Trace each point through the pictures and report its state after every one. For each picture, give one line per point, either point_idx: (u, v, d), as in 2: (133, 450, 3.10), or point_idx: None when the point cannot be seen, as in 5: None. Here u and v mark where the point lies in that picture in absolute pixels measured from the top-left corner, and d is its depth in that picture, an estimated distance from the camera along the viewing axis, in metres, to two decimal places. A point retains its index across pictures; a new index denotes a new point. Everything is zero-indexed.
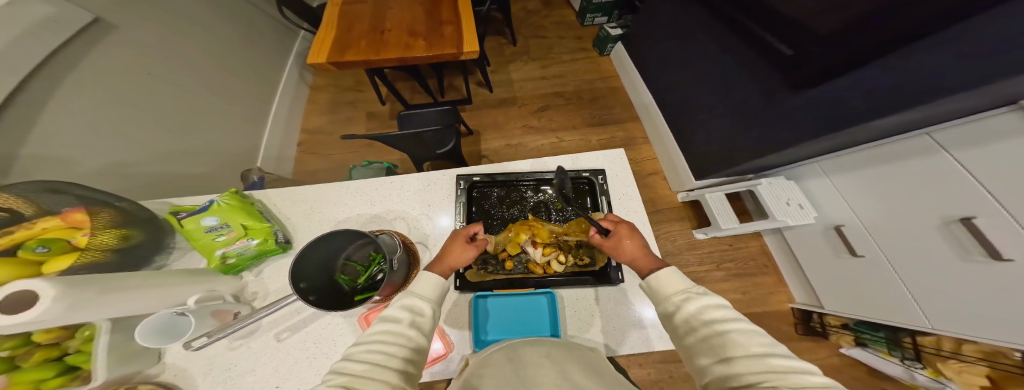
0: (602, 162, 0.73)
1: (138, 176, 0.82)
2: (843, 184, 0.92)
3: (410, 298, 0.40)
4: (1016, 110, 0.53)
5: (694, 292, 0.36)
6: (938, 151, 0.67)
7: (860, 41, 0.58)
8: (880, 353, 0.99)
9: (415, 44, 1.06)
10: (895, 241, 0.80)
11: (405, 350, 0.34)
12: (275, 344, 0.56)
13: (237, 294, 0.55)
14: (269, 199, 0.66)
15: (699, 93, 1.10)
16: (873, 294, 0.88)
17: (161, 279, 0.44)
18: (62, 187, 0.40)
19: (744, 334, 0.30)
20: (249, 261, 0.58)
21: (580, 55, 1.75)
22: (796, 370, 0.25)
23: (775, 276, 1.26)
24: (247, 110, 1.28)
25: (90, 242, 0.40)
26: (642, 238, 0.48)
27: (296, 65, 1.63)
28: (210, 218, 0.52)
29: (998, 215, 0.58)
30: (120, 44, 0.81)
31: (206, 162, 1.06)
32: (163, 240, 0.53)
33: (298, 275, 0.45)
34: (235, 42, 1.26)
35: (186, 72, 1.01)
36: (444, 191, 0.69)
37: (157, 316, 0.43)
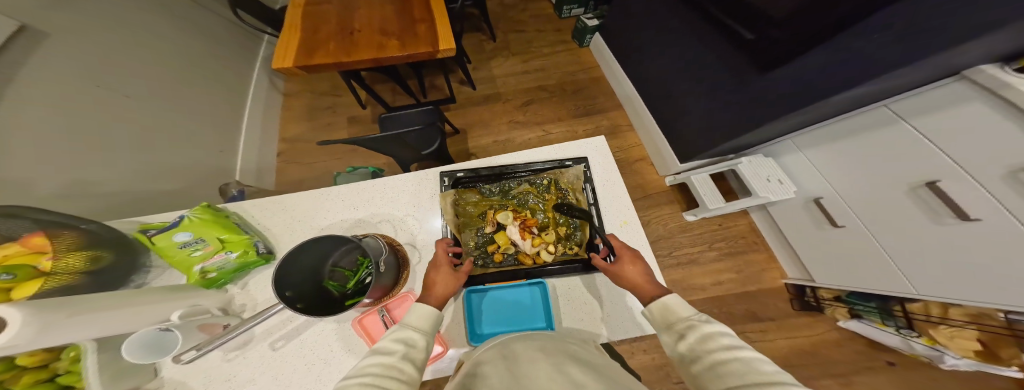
0: (581, 149, 0.73)
1: (101, 195, 0.82)
2: (815, 157, 0.92)
3: (401, 330, 0.40)
4: (960, 80, 0.56)
5: (697, 320, 0.34)
6: (897, 121, 0.68)
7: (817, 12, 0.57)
8: (876, 324, 0.97)
9: (386, 46, 1.06)
10: (868, 210, 0.80)
11: (395, 380, 0.33)
12: (270, 353, 0.58)
13: (224, 307, 0.56)
14: (251, 212, 0.66)
15: (674, 75, 1.10)
16: (861, 265, 0.87)
17: (141, 295, 0.46)
18: (18, 212, 0.40)
19: (750, 365, 0.27)
20: (232, 274, 0.58)
21: (560, 46, 1.75)
22: None
23: (767, 253, 1.25)
24: (214, 120, 1.27)
25: (56, 266, 0.41)
26: (644, 264, 0.44)
27: (264, 70, 1.64)
28: (182, 233, 0.53)
29: (966, 178, 0.58)
30: (60, 55, 0.79)
31: (175, 176, 1.06)
32: (137, 259, 0.54)
33: (282, 284, 0.45)
34: (195, 53, 1.26)
35: (138, 82, 1.00)
36: (428, 190, 0.70)
37: (145, 332, 0.42)
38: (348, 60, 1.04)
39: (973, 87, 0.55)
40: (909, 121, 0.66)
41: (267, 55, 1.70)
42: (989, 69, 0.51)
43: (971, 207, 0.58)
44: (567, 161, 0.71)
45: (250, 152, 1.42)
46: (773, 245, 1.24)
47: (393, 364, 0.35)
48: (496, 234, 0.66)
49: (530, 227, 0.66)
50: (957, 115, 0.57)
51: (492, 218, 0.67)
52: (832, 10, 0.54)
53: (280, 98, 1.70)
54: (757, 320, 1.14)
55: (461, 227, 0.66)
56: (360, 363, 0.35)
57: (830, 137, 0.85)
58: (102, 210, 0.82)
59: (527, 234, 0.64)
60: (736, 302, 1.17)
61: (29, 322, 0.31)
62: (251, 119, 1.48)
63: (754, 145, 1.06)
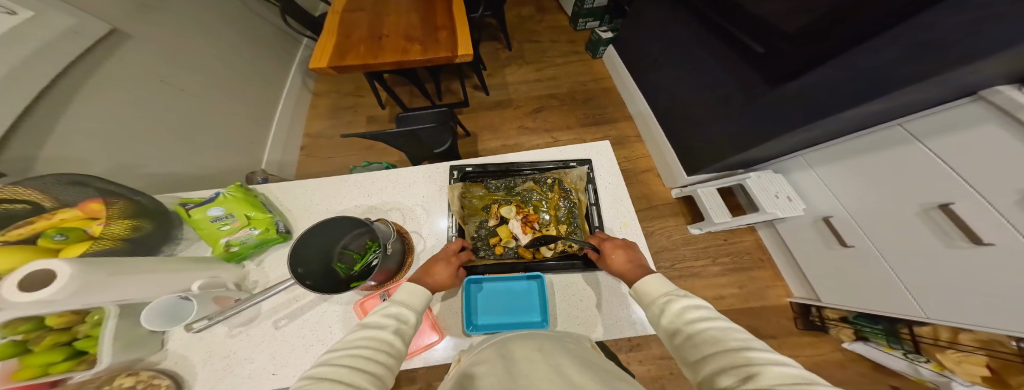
0: (587, 152, 0.75)
1: (149, 176, 0.86)
2: (827, 175, 0.93)
3: (394, 306, 0.41)
4: (977, 101, 0.57)
5: (676, 295, 0.38)
6: (911, 141, 0.70)
7: (829, 32, 0.60)
8: (883, 347, 0.96)
9: (411, 50, 1.11)
10: (879, 229, 0.81)
11: (385, 355, 0.35)
12: (273, 331, 0.59)
13: (239, 282, 0.57)
14: (272, 192, 0.68)
15: (685, 90, 1.13)
16: (868, 285, 0.87)
17: (173, 264, 0.47)
18: (80, 180, 0.44)
19: (722, 333, 0.31)
20: (252, 250, 0.60)
21: (574, 57, 1.80)
22: (772, 360, 0.26)
23: (771, 270, 1.25)
24: (251, 114, 1.33)
25: (104, 232, 0.44)
26: (632, 250, 0.51)
27: (300, 72, 1.71)
28: (216, 209, 0.55)
29: (979, 200, 0.59)
30: (132, 53, 0.86)
31: (215, 165, 1.10)
32: (173, 231, 0.56)
33: (297, 259, 0.48)
34: (244, 53, 1.34)
35: (194, 77, 1.07)
36: (439, 182, 0.72)
37: (162, 300, 0.46)
38: (375, 62, 1.09)
39: (989, 107, 0.55)
40: (923, 141, 0.67)
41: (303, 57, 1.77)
42: (1008, 91, 0.52)
43: (982, 231, 0.59)
44: (571, 162, 0.73)
45: (275, 143, 1.45)
46: (779, 264, 1.24)
47: (385, 340, 0.37)
48: (499, 227, 0.69)
49: (531, 222, 0.69)
50: (968, 141, 0.59)
51: (496, 211, 0.71)
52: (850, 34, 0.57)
53: (310, 98, 1.75)
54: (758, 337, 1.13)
55: (466, 217, 0.69)
56: (350, 335, 0.37)
57: (844, 153, 0.86)
58: (147, 190, 0.84)
59: (529, 229, 0.68)
60: (738, 317, 1.16)
61: (74, 278, 0.33)
62: (282, 113, 1.53)
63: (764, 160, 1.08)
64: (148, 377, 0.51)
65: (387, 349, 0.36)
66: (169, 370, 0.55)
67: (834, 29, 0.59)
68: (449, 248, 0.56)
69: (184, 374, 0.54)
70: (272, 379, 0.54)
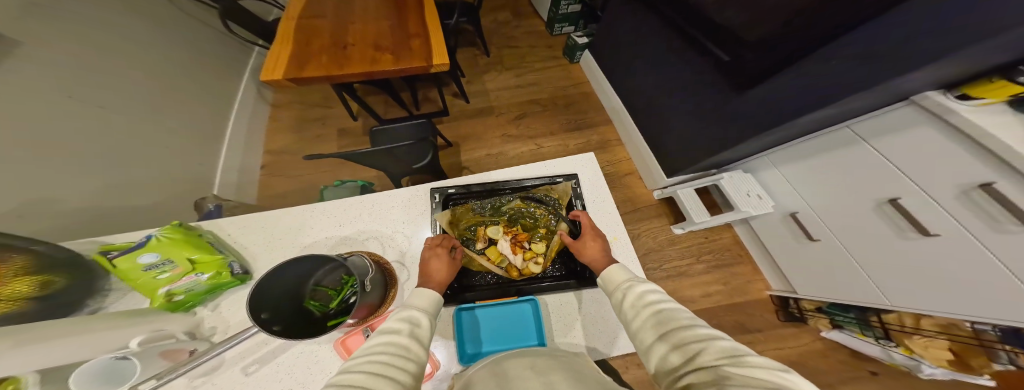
0: (572, 166, 0.74)
1: (65, 211, 0.77)
2: (790, 174, 0.96)
3: (407, 310, 0.42)
4: (910, 105, 0.61)
5: (636, 281, 0.41)
6: (859, 142, 0.73)
7: (787, 37, 0.62)
8: (857, 335, 1.01)
9: (380, 60, 1.06)
10: (841, 225, 0.84)
11: (404, 358, 0.34)
12: (241, 378, 0.53)
13: (191, 330, 0.52)
14: (220, 229, 0.63)
15: (659, 93, 1.15)
16: (838, 279, 0.90)
17: (86, 324, 0.42)
18: None
19: (676, 314, 0.34)
20: (201, 297, 0.55)
21: (552, 62, 1.80)
22: (714, 336, 0.29)
23: (751, 266, 1.29)
24: (189, 126, 1.21)
25: (0, 293, 0.37)
26: (603, 240, 0.53)
27: (252, 82, 1.62)
28: (148, 255, 0.49)
29: (924, 197, 0.62)
30: (38, 67, 0.76)
31: (158, 194, 1.04)
32: (93, 282, 0.51)
33: (259, 305, 0.43)
34: (173, 59, 1.21)
35: (107, 88, 0.94)
36: (420, 207, 0.69)
37: (93, 363, 0.38)
38: (340, 72, 1.04)
39: (920, 111, 0.59)
40: (869, 142, 0.70)
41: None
42: (935, 96, 0.56)
43: (929, 224, 0.62)
44: (557, 177, 0.72)
45: (230, 163, 1.38)
46: (756, 258, 1.28)
47: (403, 344, 0.36)
48: (488, 249, 0.65)
49: (521, 242, 0.66)
50: (906, 140, 0.63)
51: (483, 234, 0.67)
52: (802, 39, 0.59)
53: (267, 110, 1.67)
54: (745, 332, 1.16)
55: None
56: (369, 341, 0.36)
57: (801, 154, 0.90)
58: (66, 230, 0.76)
59: (518, 248, 0.64)
60: (724, 314, 1.19)
61: None
62: (235, 130, 1.44)
63: (734, 161, 1.11)
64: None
65: (412, 355, 0.35)
66: None
67: (791, 34, 0.61)
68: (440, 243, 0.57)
69: None
70: None
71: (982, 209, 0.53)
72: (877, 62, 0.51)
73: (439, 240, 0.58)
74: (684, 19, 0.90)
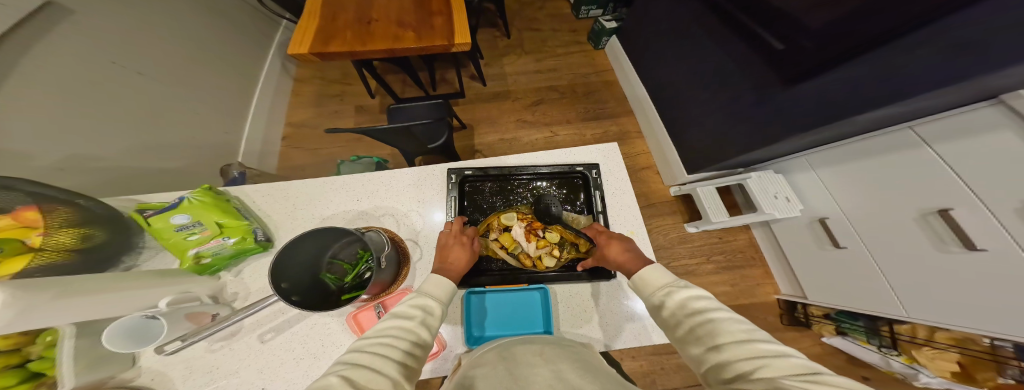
0: (594, 156, 0.71)
1: (98, 170, 0.77)
2: (827, 178, 0.94)
3: (422, 296, 0.40)
4: (995, 105, 0.56)
5: (676, 285, 0.39)
6: (921, 145, 0.69)
7: (854, 30, 0.58)
8: (859, 341, 1.01)
9: (403, 37, 1.02)
10: (877, 234, 0.82)
11: (409, 345, 0.33)
12: (258, 346, 0.54)
13: (214, 295, 0.52)
14: (247, 196, 0.63)
15: (692, 86, 1.11)
16: (859, 286, 0.90)
17: (122, 283, 0.42)
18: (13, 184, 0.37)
19: (725, 324, 0.33)
20: (227, 261, 0.55)
21: (575, 48, 1.74)
22: (780, 353, 0.27)
23: (761, 268, 1.29)
24: (220, 98, 1.21)
25: (47, 243, 0.38)
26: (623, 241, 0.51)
27: (279, 56, 1.57)
28: (181, 215, 0.49)
29: (980, 209, 0.60)
30: (75, 31, 0.75)
31: (179, 156, 1.01)
32: (132, 239, 0.51)
33: (279, 274, 0.42)
34: (213, 34, 1.20)
35: (149, 57, 0.94)
36: (436, 187, 0.67)
37: (127, 320, 0.38)
38: (364, 48, 1.00)
39: (1006, 112, 0.54)
40: (933, 146, 0.67)
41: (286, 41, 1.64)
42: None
43: (977, 238, 0.61)
44: (577, 166, 0.69)
45: (253, 135, 1.35)
46: (770, 261, 1.28)
47: (412, 329, 0.35)
48: (501, 235, 0.63)
49: (535, 229, 0.63)
50: (977, 146, 0.59)
51: (497, 223, 0.64)
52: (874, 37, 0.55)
53: (291, 85, 1.63)
54: None
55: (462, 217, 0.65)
56: (380, 323, 0.36)
57: (847, 155, 0.86)
58: (98, 187, 0.76)
59: (532, 236, 0.62)
60: None
61: None
62: (260, 101, 1.42)
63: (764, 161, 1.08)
64: None
65: (421, 341, 0.35)
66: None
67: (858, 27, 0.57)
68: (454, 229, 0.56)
69: None
70: None
71: None
72: (951, 62, 0.48)
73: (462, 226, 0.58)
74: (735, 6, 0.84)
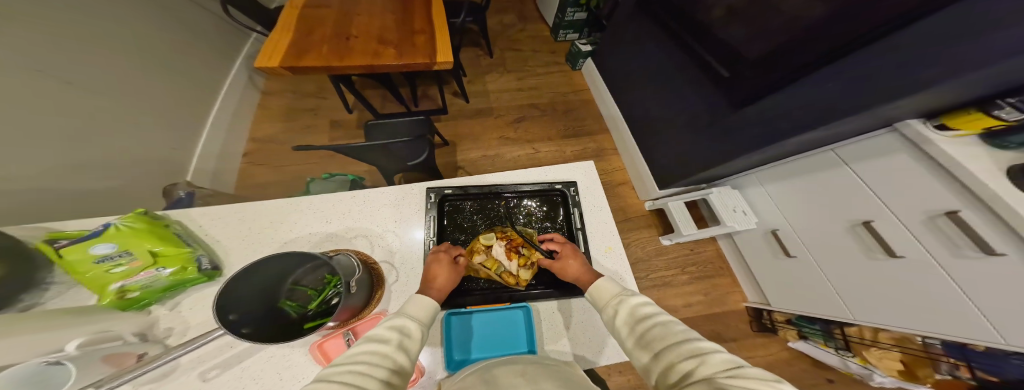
0: (573, 173, 0.73)
1: (8, 192, 0.66)
2: (774, 191, 1.03)
3: (399, 317, 0.39)
4: (891, 132, 0.66)
5: (627, 294, 0.42)
6: (842, 165, 0.78)
7: (788, 64, 0.66)
8: (819, 345, 1.07)
9: (382, 54, 1.02)
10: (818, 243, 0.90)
11: (386, 370, 0.32)
12: (199, 384, 0.47)
13: (142, 332, 0.46)
14: (192, 220, 0.57)
15: (658, 107, 1.19)
16: (811, 292, 0.97)
17: (18, 325, 0.36)
18: None
19: (668, 328, 0.35)
20: (159, 294, 0.48)
21: (554, 69, 1.82)
22: (713, 351, 0.30)
23: (729, 278, 1.36)
24: (171, 109, 1.12)
25: None
26: (582, 257, 0.53)
27: (245, 67, 1.51)
28: (104, 245, 0.43)
29: (893, 220, 0.68)
30: (3, 36, 0.67)
31: (121, 173, 0.93)
32: (35, 274, 0.44)
33: (226, 307, 0.38)
34: (167, 43, 1.13)
35: (90, 65, 0.86)
36: (414, 206, 0.65)
37: (25, 367, 0.31)
38: (340, 64, 0.98)
39: (900, 139, 0.65)
40: (851, 165, 0.76)
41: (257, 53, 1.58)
42: (915, 124, 0.60)
43: (897, 246, 0.69)
44: (556, 184, 0.71)
45: (209, 148, 1.27)
46: (737, 274, 1.35)
47: (387, 354, 0.34)
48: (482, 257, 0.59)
49: (517, 246, 0.60)
50: (884, 166, 0.68)
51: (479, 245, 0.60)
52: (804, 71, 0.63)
53: (257, 97, 1.55)
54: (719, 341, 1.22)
55: (443, 234, 0.63)
56: (352, 348, 0.34)
57: (788, 174, 0.96)
58: (7, 211, 0.66)
59: (513, 254, 0.59)
60: (701, 324, 1.25)
61: None
62: (220, 112, 1.34)
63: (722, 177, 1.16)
64: None
65: (398, 367, 0.33)
66: None
67: (792, 61, 0.65)
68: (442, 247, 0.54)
69: None
70: None
71: (943, 233, 0.59)
72: (864, 93, 0.56)
73: (446, 246, 0.56)
74: (692, 38, 0.93)
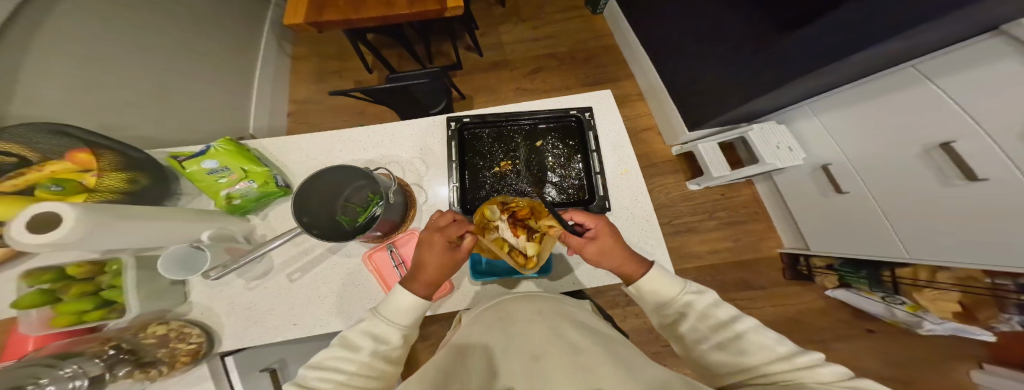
0: (585, 100, 0.71)
1: (135, 140, 0.81)
2: (832, 123, 0.91)
3: (377, 322, 0.41)
4: (995, 36, 0.54)
5: (692, 292, 0.41)
6: (926, 82, 0.66)
7: None
8: (862, 292, 1.03)
9: (395, 3, 1.01)
10: (880, 178, 0.81)
11: (357, 378, 0.37)
12: (288, 284, 0.60)
13: (247, 235, 0.58)
14: (265, 149, 0.67)
15: (694, 41, 1.06)
16: (864, 232, 0.89)
17: (174, 212, 0.47)
18: (63, 129, 0.42)
19: (756, 333, 0.34)
20: (254, 204, 0.60)
21: (572, 14, 1.67)
22: (801, 354, 0.29)
23: (764, 223, 1.29)
24: (226, 73, 1.23)
25: (99, 184, 0.44)
26: (622, 241, 0.46)
27: (273, 34, 1.56)
28: (209, 161, 0.55)
29: (982, 139, 0.59)
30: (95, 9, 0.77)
31: (210, 128, 1.10)
32: (167, 188, 0.57)
33: (300, 210, 0.48)
34: (209, 12, 1.21)
35: (159, 32, 0.96)
36: (438, 135, 0.69)
37: (175, 250, 0.48)
38: (356, 17, 1.00)
39: (1007, 42, 0.52)
40: (940, 81, 0.64)
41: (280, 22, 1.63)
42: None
43: (982, 168, 0.60)
44: (571, 109, 0.69)
45: (261, 106, 1.40)
46: (773, 216, 1.28)
47: (361, 362, 0.38)
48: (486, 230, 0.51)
49: (523, 220, 0.52)
50: (979, 76, 0.57)
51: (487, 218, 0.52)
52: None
53: (289, 63, 1.65)
54: (748, 288, 1.22)
55: (466, 163, 0.68)
56: (327, 351, 0.39)
57: (855, 97, 0.82)
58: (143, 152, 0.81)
59: (521, 230, 0.51)
60: (728, 270, 1.24)
61: (79, 221, 0.31)
62: (262, 75, 1.45)
63: (768, 111, 1.04)
64: (177, 325, 0.54)
65: (366, 372, 0.37)
66: (197, 321, 0.57)
67: None
68: (442, 226, 0.45)
69: (217, 325, 0.58)
70: (297, 328, 0.57)
71: None
72: None
73: (454, 221, 0.47)
74: None
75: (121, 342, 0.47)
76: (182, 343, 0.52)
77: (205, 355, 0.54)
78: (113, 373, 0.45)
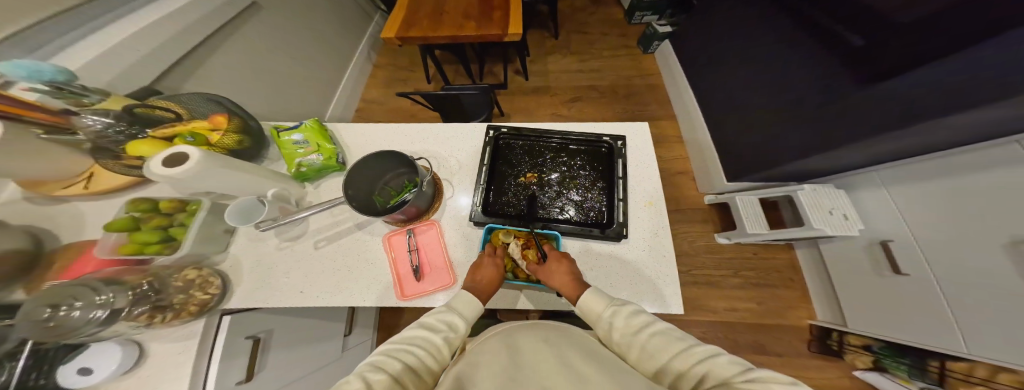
0: (623, 130, 0.74)
1: None
2: (899, 196, 0.85)
3: (450, 313, 0.45)
4: None
5: (618, 304, 0.43)
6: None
7: (926, 38, 0.55)
8: (898, 380, 0.92)
9: (465, 26, 1.13)
10: (949, 261, 0.73)
11: (430, 361, 0.39)
12: (312, 251, 0.63)
13: (298, 199, 0.64)
14: (339, 131, 0.76)
15: (749, 95, 1.08)
16: (919, 318, 0.80)
17: (260, 170, 0.53)
18: (218, 99, 0.65)
19: (668, 336, 0.38)
20: (315, 174, 0.66)
21: (623, 51, 1.77)
22: (713, 353, 0.34)
23: (800, 292, 1.20)
24: (314, 69, 1.41)
25: (219, 140, 0.59)
26: (569, 263, 0.50)
27: (367, 46, 1.82)
28: (297, 135, 0.67)
29: None
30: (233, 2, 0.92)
31: (280, 111, 1.22)
32: (261, 150, 0.71)
33: (349, 183, 0.52)
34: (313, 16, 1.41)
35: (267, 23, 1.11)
36: (473, 140, 0.74)
37: (244, 200, 0.55)
38: (434, 34, 1.12)
39: None
40: None
41: (374, 33, 1.87)
42: None
43: None
44: (604, 136, 0.72)
45: (338, 102, 1.61)
46: (810, 287, 1.19)
47: (435, 345, 0.41)
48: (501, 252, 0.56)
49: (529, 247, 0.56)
50: None
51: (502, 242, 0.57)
52: (967, 35, 0.49)
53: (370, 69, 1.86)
54: (765, 355, 1.11)
55: (495, 170, 0.70)
56: (408, 331, 0.42)
57: (924, 172, 0.77)
58: None
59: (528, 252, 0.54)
60: (744, 331, 1.15)
61: (201, 160, 0.39)
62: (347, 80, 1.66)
63: (823, 173, 1.00)
64: (202, 272, 0.56)
65: (437, 357, 0.40)
66: (224, 273, 0.60)
67: (924, 36, 0.55)
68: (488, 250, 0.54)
69: (235, 279, 0.60)
70: (300, 296, 0.58)
71: None
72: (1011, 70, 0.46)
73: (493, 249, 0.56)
74: (811, 8, 0.81)
75: (156, 280, 0.49)
76: (199, 292, 0.53)
77: (208, 309, 0.54)
78: (130, 310, 0.44)
